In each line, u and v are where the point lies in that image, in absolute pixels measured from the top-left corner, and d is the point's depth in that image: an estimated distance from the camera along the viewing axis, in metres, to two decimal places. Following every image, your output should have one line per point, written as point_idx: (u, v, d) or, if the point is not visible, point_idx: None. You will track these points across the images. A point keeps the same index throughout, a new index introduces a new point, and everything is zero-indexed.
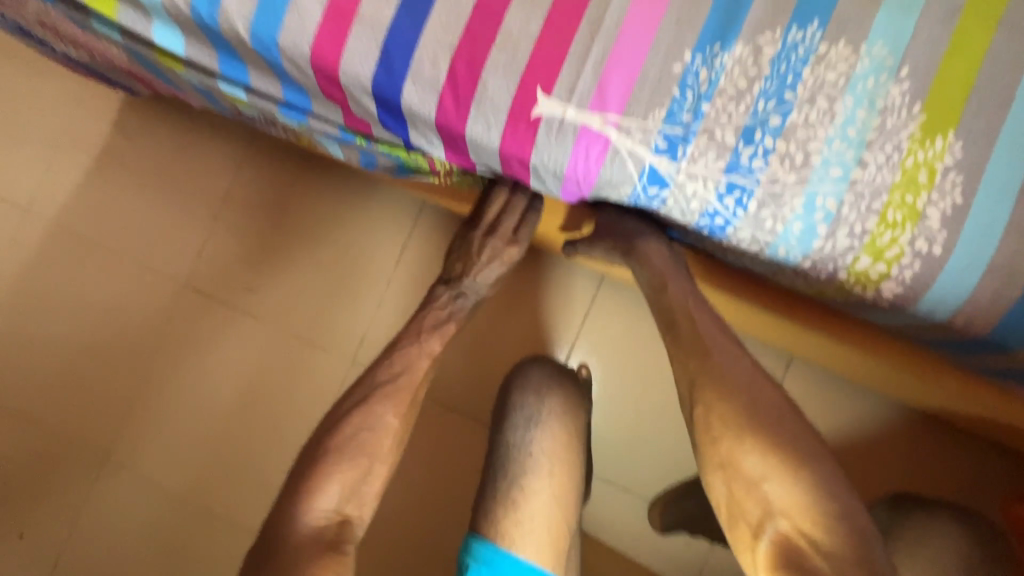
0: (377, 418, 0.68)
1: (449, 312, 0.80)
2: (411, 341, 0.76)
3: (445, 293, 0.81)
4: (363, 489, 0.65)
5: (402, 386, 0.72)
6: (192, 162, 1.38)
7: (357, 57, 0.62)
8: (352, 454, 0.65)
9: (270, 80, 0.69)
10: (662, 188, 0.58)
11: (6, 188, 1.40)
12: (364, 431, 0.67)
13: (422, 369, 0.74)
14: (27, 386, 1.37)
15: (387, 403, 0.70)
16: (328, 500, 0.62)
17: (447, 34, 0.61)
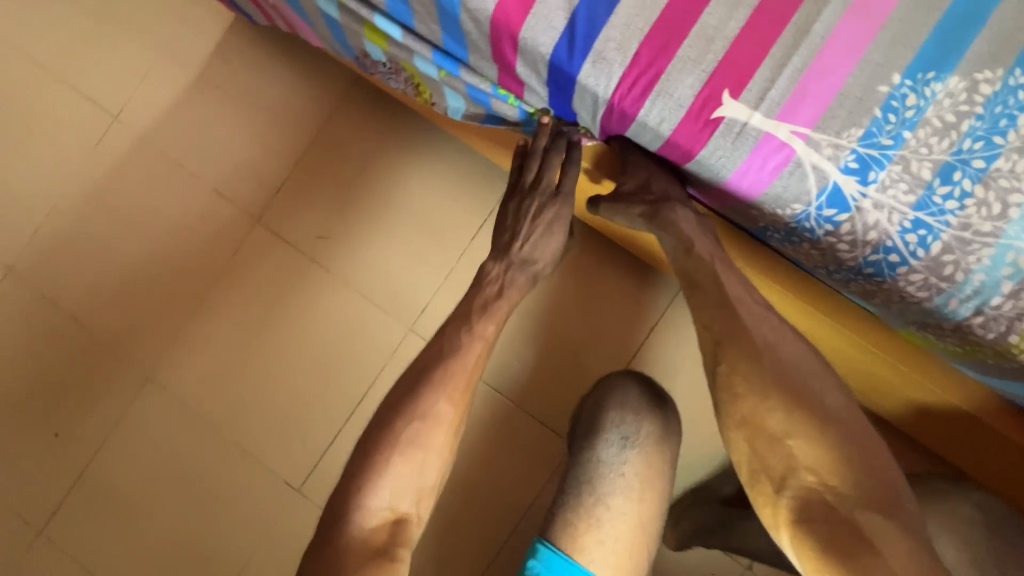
0: (428, 411, 0.65)
1: (501, 285, 0.75)
2: (458, 327, 0.71)
3: (495, 267, 0.77)
4: (420, 484, 0.64)
5: (455, 372, 0.68)
6: (287, 99, 1.37)
7: (542, 23, 0.59)
8: (400, 454, 0.63)
9: (433, 26, 0.67)
10: (841, 211, 0.55)
11: (101, 93, 1.40)
12: (416, 422, 0.64)
13: (475, 351, 0.70)
14: (87, 291, 1.39)
15: (440, 391, 0.66)
16: (379, 502, 0.61)
17: (639, 18, 0.58)
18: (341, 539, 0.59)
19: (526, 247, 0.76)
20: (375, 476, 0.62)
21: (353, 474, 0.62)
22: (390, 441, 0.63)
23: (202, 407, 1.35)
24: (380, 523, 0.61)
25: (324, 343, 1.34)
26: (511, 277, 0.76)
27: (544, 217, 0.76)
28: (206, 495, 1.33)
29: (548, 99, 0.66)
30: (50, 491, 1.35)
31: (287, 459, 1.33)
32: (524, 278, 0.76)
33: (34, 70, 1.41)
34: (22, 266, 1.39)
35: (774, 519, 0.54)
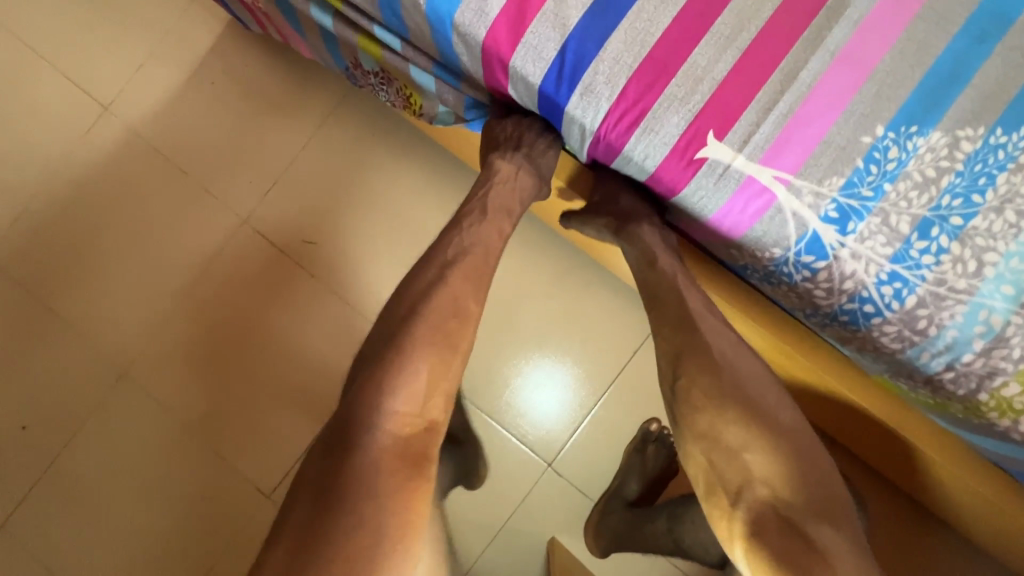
0: (460, 306, 0.65)
1: (512, 187, 0.73)
2: (476, 220, 0.71)
3: (504, 166, 0.73)
4: (444, 388, 0.62)
5: (477, 264, 0.69)
6: (282, 99, 1.36)
7: (534, 52, 0.59)
8: (431, 359, 0.61)
9: (429, 43, 0.67)
10: (819, 258, 0.55)
11: (92, 82, 1.38)
12: (448, 316, 0.64)
13: (495, 244, 0.71)
14: (66, 282, 1.36)
15: (465, 287, 0.67)
16: (412, 407, 0.59)
17: (629, 54, 0.57)
18: (365, 451, 0.55)
19: (535, 151, 0.73)
20: (408, 380, 0.59)
21: (385, 375, 0.59)
22: (425, 335, 0.62)
23: (176, 406, 1.33)
24: (411, 430, 0.58)
25: (304, 349, 1.32)
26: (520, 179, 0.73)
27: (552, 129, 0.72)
28: (173, 496, 1.30)
29: None
30: (13, 485, 1.32)
31: (260, 464, 1.31)
32: (535, 181, 0.74)
33: (25, 54, 1.39)
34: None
35: (731, 533, 0.54)
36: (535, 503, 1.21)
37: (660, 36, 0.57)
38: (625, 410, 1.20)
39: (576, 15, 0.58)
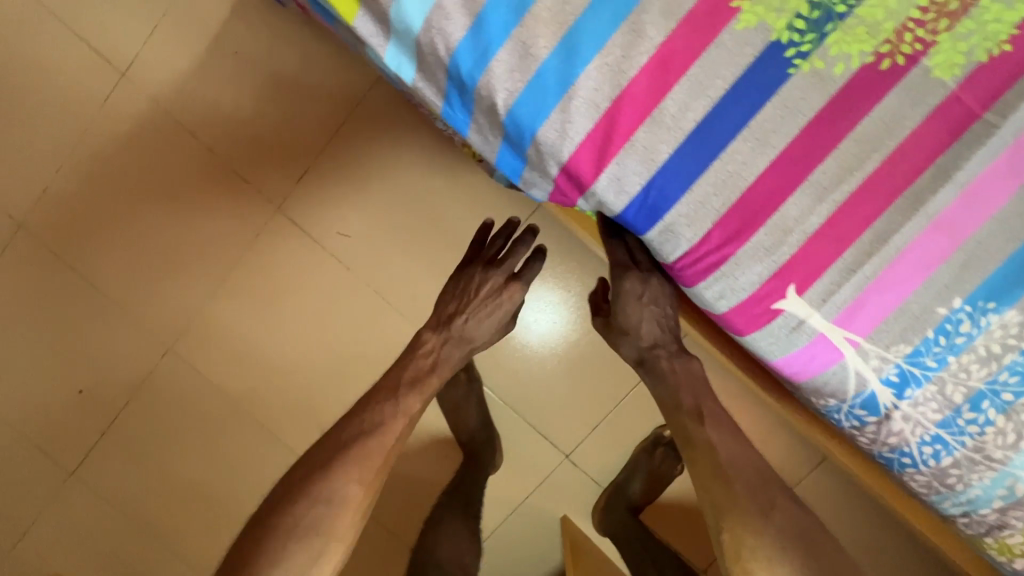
0: (363, 452, 0.76)
1: (434, 358, 0.87)
2: (388, 397, 0.81)
3: (432, 339, 0.89)
4: (345, 513, 0.72)
5: (373, 444, 0.77)
6: (313, 81, 1.29)
7: (615, 183, 0.57)
8: (306, 537, 0.70)
9: (491, 140, 0.62)
10: (871, 414, 0.59)
11: (104, 43, 1.27)
12: (359, 445, 0.76)
13: (397, 428, 0.79)
14: (102, 258, 1.38)
15: (370, 459, 0.76)
16: (317, 535, 0.70)
17: (717, 197, 0.55)
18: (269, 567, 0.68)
19: (468, 322, 0.89)
20: (283, 545, 0.69)
21: (271, 528, 0.70)
22: (337, 462, 0.74)
23: (221, 382, 1.42)
24: (306, 563, 0.69)
25: (340, 339, 1.38)
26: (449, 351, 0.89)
27: (493, 300, 0.90)
28: (226, 460, 1.45)
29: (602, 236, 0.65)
30: (77, 441, 1.44)
31: (302, 439, 1.43)
32: (463, 339, 0.89)
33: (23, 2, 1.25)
34: (32, 225, 1.35)
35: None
36: (551, 489, 1.36)
37: (754, 181, 0.55)
38: (639, 416, 1.32)
39: (666, 150, 0.55)
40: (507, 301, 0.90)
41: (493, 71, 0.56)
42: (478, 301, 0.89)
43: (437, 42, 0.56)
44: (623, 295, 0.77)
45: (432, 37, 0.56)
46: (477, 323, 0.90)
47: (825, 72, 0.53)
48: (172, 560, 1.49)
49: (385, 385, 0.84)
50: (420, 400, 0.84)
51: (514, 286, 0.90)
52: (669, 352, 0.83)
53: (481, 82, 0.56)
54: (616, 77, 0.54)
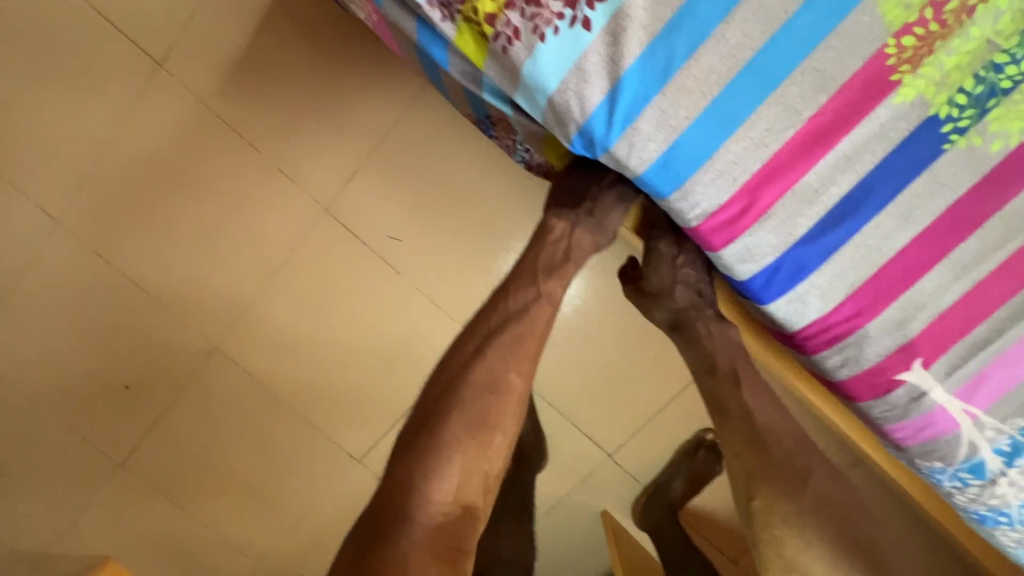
0: (513, 351, 0.70)
1: (565, 247, 0.75)
2: (528, 283, 0.73)
3: (559, 225, 0.75)
4: (503, 410, 0.68)
5: (522, 340, 0.71)
6: (363, 77, 1.23)
7: (745, 254, 0.56)
8: (471, 430, 0.66)
9: None
10: (975, 478, 0.61)
11: (142, 30, 1.20)
12: (511, 336, 0.71)
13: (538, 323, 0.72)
14: (142, 256, 1.34)
15: (513, 359, 0.70)
16: (475, 430, 0.66)
17: (851, 271, 0.55)
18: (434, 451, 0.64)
19: (595, 208, 0.74)
20: (459, 437, 0.65)
21: (443, 416, 0.65)
22: (496, 355, 0.69)
23: (270, 380, 1.43)
24: (467, 461, 0.65)
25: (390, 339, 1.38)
26: (579, 237, 0.76)
27: (621, 184, 0.73)
28: (275, 452, 1.48)
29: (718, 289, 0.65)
30: (125, 436, 1.45)
31: (351, 434, 1.47)
32: (594, 228, 0.75)
33: None
34: (70, 221, 1.31)
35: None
36: (594, 486, 1.41)
37: (891, 258, 0.54)
38: (683, 422, 1.35)
39: (804, 225, 0.55)
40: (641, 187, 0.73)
41: (631, 136, 0.53)
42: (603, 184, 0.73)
43: (571, 103, 0.53)
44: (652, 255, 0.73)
45: (566, 99, 0.53)
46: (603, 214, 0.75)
47: (981, 150, 0.51)
48: (224, 545, 1.54)
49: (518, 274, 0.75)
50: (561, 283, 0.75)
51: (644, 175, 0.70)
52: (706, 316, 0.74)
53: (615, 146, 0.54)
54: (759, 150, 0.52)
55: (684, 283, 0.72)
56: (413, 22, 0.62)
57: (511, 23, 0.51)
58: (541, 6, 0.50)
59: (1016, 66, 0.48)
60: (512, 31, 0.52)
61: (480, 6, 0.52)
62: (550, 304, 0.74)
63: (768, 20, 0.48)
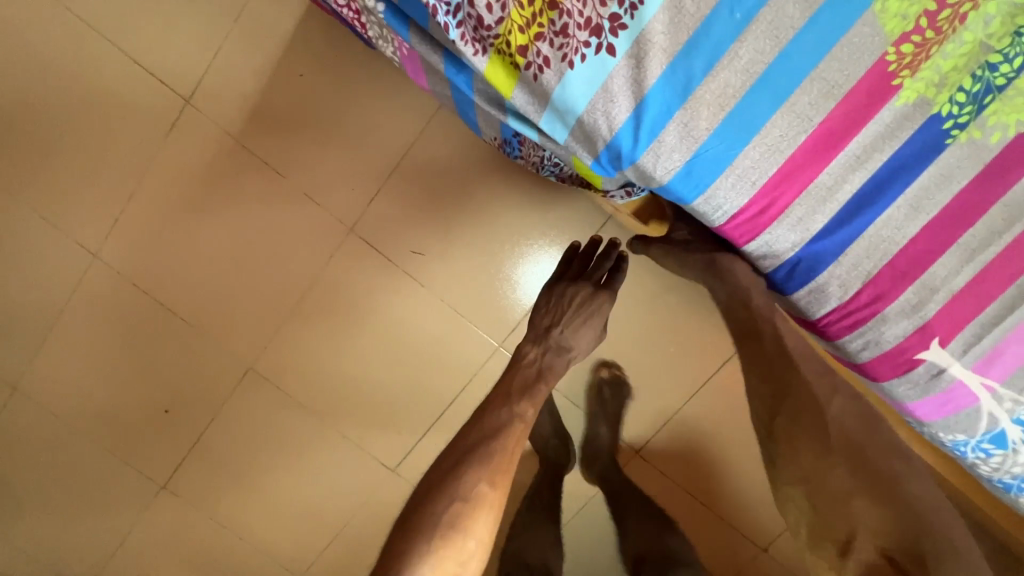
0: (490, 455, 0.71)
1: (539, 369, 0.83)
2: (500, 405, 0.77)
3: (532, 350, 0.85)
4: (476, 517, 0.68)
5: (498, 452, 0.72)
6: (380, 101, 1.29)
7: (767, 249, 0.61)
8: (446, 537, 0.66)
9: None
10: (998, 448, 0.64)
11: (170, 71, 1.27)
12: (490, 443, 0.73)
13: (516, 431, 0.75)
14: (176, 284, 1.39)
15: (490, 470, 0.71)
16: (450, 536, 0.66)
17: (868, 261, 0.60)
18: (410, 556, 0.64)
19: (565, 332, 0.85)
20: (428, 542, 0.65)
21: (419, 515, 0.67)
22: (475, 463, 0.70)
23: (304, 395, 1.48)
24: (443, 564, 0.65)
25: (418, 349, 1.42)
26: (551, 361, 0.84)
27: (588, 309, 0.85)
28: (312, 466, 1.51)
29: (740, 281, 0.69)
30: (166, 458, 1.50)
31: (384, 445, 1.51)
32: (568, 342, 0.85)
33: (87, 32, 1.24)
34: (107, 255, 1.37)
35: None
36: None
37: (904, 245, 0.59)
38: None
39: (821, 219, 0.59)
40: (598, 311, 0.86)
41: (656, 148, 0.58)
42: (570, 311, 0.86)
43: (600, 121, 0.58)
44: None
45: (595, 118, 0.58)
46: (572, 336, 0.85)
47: (981, 142, 0.55)
48: (265, 560, 1.58)
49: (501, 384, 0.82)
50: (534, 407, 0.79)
51: (600, 296, 0.86)
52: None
53: (642, 158, 0.58)
54: (775, 154, 0.57)
55: None
56: (446, 58, 0.66)
57: (541, 53, 0.57)
58: (569, 36, 0.55)
59: (1010, 63, 0.53)
60: (543, 59, 0.57)
61: (513, 39, 0.57)
62: (523, 425, 0.76)
63: (778, 37, 0.53)
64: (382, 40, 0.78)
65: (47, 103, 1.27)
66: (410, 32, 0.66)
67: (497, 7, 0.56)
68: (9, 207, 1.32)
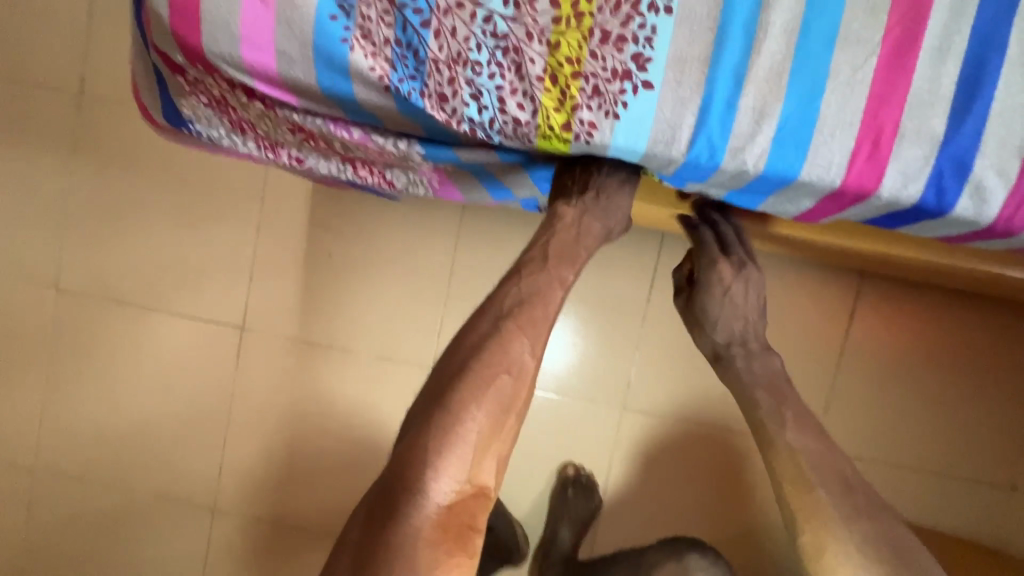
0: (530, 308, 0.59)
1: (578, 236, 0.66)
2: (536, 265, 0.62)
3: (569, 212, 0.66)
4: (526, 380, 0.56)
5: (540, 312, 0.59)
6: (407, 239, 1.28)
7: (901, 178, 0.55)
8: (490, 393, 0.54)
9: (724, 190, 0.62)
10: None
11: (220, 312, 1.32)
12: (535, 294, 0.60)
13: (557, 299, 0.61)
14: (294, 505, 1.31)
15: (531, 335, 0.58)
16: (498, 400, 0.54)
17: (1013, 137, 0.53)
18: (442, 413, 0.53)
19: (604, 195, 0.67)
20: (471, 412, 0.53)
21: (453, 384, 0.54)
22: (517, 315, 0.58)
23: None
24: (489, 419, 0.53)
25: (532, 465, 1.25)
26: (588, 226, 0.67)
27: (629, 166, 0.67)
28: None
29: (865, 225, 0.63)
30: None
31: None
32: (610, 214, 0.68)
33: (142, 316, 1.33)
34: (224, 507, 1.32)
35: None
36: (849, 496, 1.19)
37: None
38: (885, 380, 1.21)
39: (938, 122, 0.53)
40: (635, 170, 0.67)
41: (737, 141, 0.56)
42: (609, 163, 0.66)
43: (668, 146, 0.57)
44: (711, 296, 0.72)
45: (661, 147, 0.57)
46: (614, 203, 0.67)
47: None
48: None
49: (528, 260, 0.63)
50: (574, 270, 0.64)
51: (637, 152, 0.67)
52: (747, 351, 0.73)
53: (727, 157, 0.57)
54: (855, 89, 0.54)
55: (729, 321, 0.73)
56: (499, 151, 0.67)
57: (584, 120, 0.56)
58: (603, 92, 0.56)
59: None
60: (589, 124, 0.57)
61: (552, 121, 0.57)
62: (564, 293, 0.63)
63: None
64: (410, 175, 0.79)
65: (129, 388, 1.34)
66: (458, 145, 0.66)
67: (526, 102, 0.56)
68: (126, 503, 1.34)
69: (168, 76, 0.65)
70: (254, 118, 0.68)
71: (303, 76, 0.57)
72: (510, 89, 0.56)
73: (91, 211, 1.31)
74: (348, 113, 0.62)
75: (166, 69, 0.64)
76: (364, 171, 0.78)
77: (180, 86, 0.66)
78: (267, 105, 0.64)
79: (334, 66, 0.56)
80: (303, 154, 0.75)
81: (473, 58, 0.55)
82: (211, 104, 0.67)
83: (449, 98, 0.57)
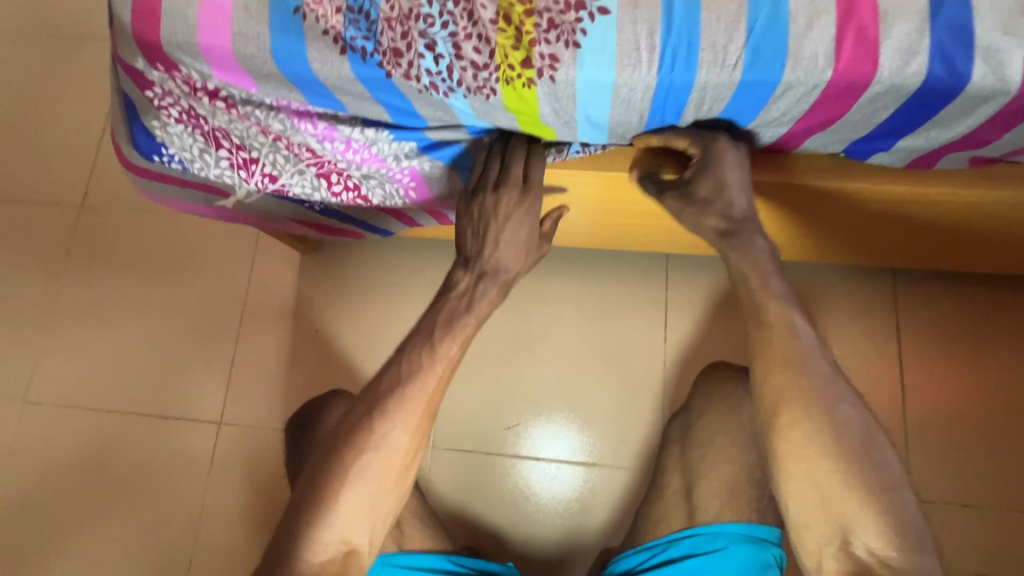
0: (409, 396, 0.53)
1: (471, 302, 0.57)
2: (420, 341, 0.55)
3: (464, 278, 0.59)
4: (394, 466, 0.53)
5: (414, 395, 0.53)
6: (397, 304, 1.19)
7: (900, 57, 0.50)
8: (353, 480, 0.52)
9: (709, 114, 0.58)
10: None
11: (196, 407, 1.18)
12: (411, 380, 0.54)
13: (435, 378, 0.54)
14: None
15: (409, 418, 0.53)
16: (365, 486, 0.52)
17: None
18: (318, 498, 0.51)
19: (498, 248, 0.59)
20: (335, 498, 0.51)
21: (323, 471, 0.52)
22: (393, 402, 0.53)
23: None
24: (355, 506, 0.52)
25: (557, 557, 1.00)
26: (486, 292, 0.58)
27: (517, 217, 0.60)
28: None
29: (874, 131, 0.57)
30: None
31: None
32: (507, 273, 0.60)
33: (108, 421, 1.19)
34: None
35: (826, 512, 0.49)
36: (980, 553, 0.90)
37: None
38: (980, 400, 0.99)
39: None
40: (530, 211, 0.61)
41: (706, 52, 0.52)
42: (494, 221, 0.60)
43: (638, 71, 0.54)
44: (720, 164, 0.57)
45: (629, 74, 0.54)
46: (512, 253, 0.60)
47: None
48: None
49: (415, 338, 0.56)
50: (459, 341, 0.56)
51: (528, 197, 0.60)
52: (758, 227, 0.56)
53: (700, 70, 0.53)
54: None
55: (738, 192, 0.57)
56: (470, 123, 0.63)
57: (545, 54, 0.54)
58: (559, 24, 0.53)
59: None
60: (550, 58, 0.54)
61: (512, 60, 0.55)
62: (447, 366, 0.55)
63: None
64: (386, 184, 0.72)
65: (84, 507, 1.14)
66: (426, 126, 0.63)
67: (482, 44, 0.55)
68: None
69: (138, 97, 0.66)
70: (226, 127, 0.66)
71: (258, 52, 0.57)
72: (465, 35, 0.55)
73: (70, 310, 1.26)
74: (310, 98, 0.61)
75: (135, 87, 0.64)
76: (339, 185, 0.72)
77: (150, 104, 0.65)
78: (231, 104, 0.63)
79: (287, 40, 0.56)
80: (276, 169, 0.70)
81: (425, 12, 0.55)
82: (182, 119, 0.66)
83: (404, 52, 0.56)
